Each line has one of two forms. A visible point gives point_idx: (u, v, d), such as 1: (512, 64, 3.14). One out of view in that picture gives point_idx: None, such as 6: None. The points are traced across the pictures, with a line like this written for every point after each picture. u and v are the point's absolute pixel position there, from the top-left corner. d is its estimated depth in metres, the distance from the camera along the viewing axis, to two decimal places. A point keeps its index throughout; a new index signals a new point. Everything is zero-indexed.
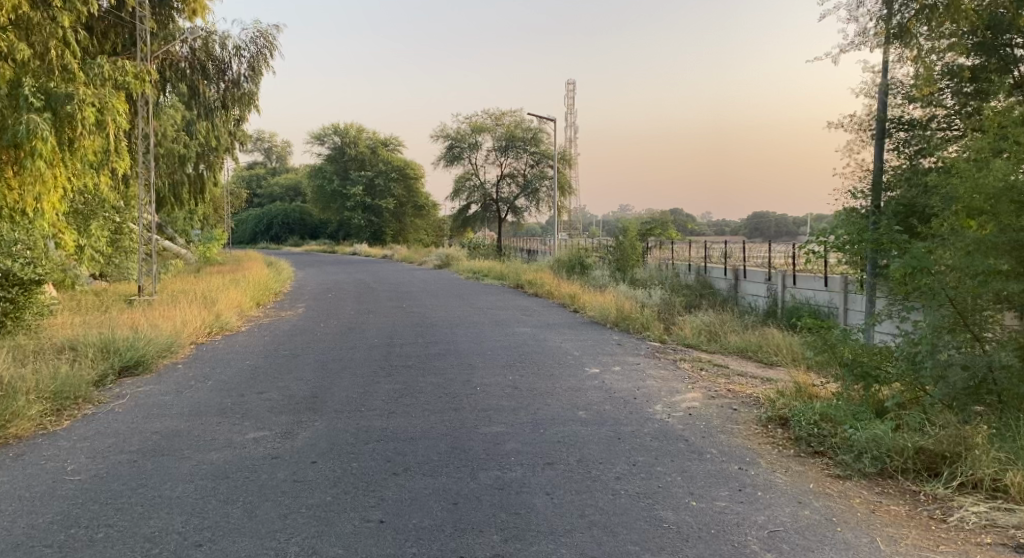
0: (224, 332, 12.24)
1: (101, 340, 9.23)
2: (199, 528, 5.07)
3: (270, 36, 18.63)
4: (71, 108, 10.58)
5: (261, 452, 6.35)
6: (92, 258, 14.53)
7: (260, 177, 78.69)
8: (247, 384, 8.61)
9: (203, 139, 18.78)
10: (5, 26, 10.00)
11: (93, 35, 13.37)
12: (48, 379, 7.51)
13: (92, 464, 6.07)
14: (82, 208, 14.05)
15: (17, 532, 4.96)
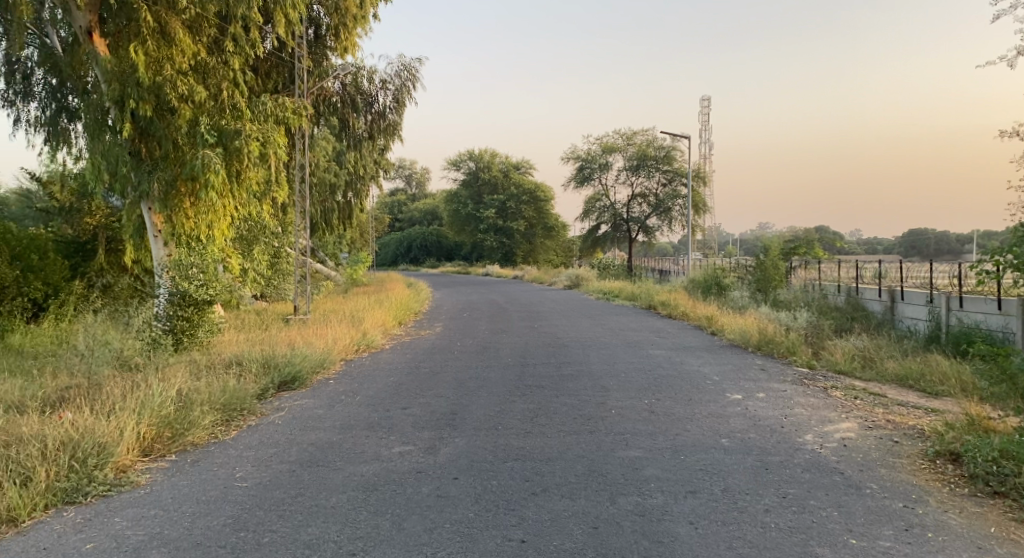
0: (370, 349, 12.83)
1: (263, 356, 9.92)
2: (353, 538, 5.33)
3: (414, 69, 19.52)
4: (240, 142, 11.43)
5: (406, 466, 6.60)
6: (254, 280, 15.61)
7: (400, 203, 82.19)
8: (391, 399, 8.98)
9: (352, 169, 19.85)
10: (186, 71, 11.28)
11: (259, 74, 14.48)
12: (219, 391, 8.14)
13: (257, 472, 6.52)
14: (247, 234, 15.20)
15: (197, 532, 5.40)
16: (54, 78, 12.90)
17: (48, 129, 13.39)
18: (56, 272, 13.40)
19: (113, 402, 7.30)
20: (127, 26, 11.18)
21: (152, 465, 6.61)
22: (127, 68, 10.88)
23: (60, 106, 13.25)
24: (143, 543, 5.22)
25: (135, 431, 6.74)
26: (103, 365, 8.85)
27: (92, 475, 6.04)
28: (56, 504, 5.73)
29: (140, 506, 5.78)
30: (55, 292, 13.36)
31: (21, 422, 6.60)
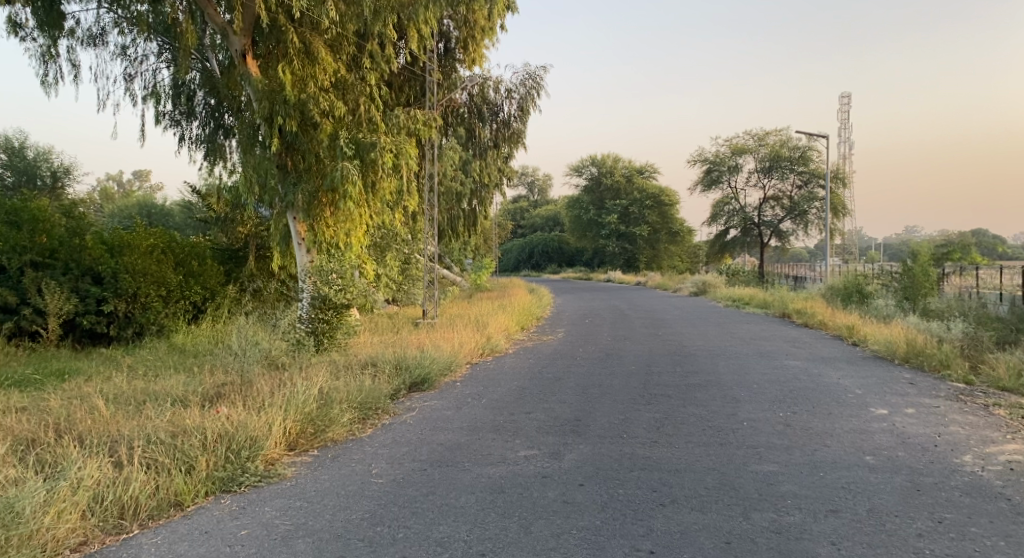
0: (495, 354, 13.03)
1: (395, 358, 10.27)
2: (482, 538, 5.42)
3: (539, 77, 19.71)
4: (375, 154, 11.93)
5: (532, 470, 6.66)
6: (386, 285, 16.24)
7: (523, 210, 83.07)
8: (516, 403, 9.07)
9: (477, 177, 20.42)
10: (328, 88, 11.93)
11: (392, 88, 15.08)
12: (356, 390, 8.51)
13: (391, 469, 6.77)
14: (380, 241, 15.82)
15: (338, 525, 5.66)
16: (213, 98, 13.94)
17: (206, 145, 14.47)
18: (212, 277, 14.45)
19: (263, 398, 7.77)
20: (276, 48, 11.88)
21: (297, 459, 6.99)
22: (276, 86, 11.58)
23: (217, 124, 14.35)
24: (290, 532, 5.52)
25: (283, 426, 7.14)
26: (253, 364, 9.44)
27: (245, 466, 6.45)
28: (215, 491, 6.16)
29: (286, 497, 6.12)
30: (211, 295, 14.39)
31: (185, 415, 7.14)
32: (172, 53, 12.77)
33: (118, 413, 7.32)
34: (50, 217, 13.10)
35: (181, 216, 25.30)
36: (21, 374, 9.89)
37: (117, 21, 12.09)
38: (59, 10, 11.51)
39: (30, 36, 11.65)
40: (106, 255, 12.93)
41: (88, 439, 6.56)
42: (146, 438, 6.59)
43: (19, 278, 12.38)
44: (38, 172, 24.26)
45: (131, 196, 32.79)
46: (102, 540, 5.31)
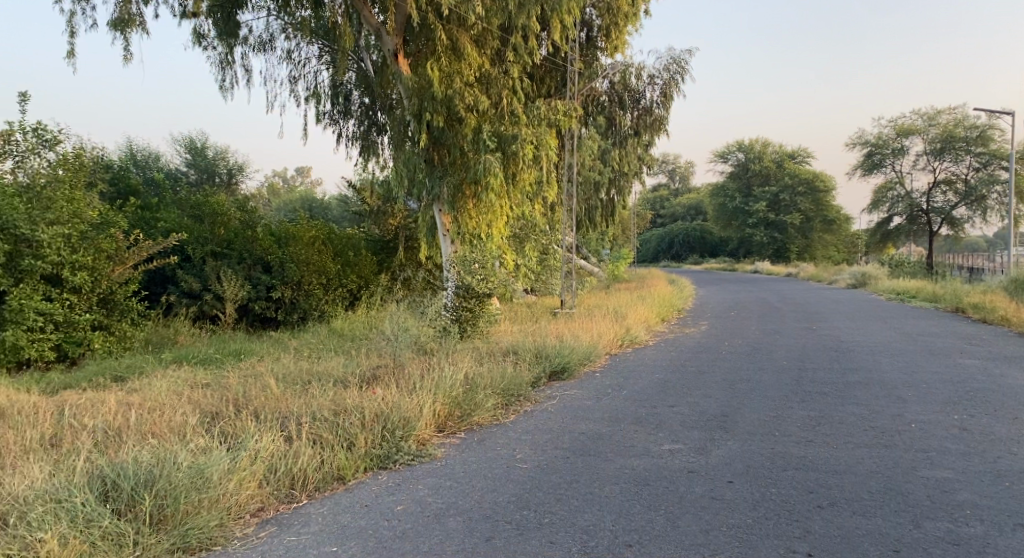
0: (635, 345, 12.93)
1: (535, 346, 10.42)
2: (628, 529, 5.43)
3: (683, 61, 19.19)
4: (516, 147, 12.10)
5: (678, 465, 6.58)
6: (525, 275, 16.49)
7: (664, 199, 81.74)
8: (659, 396, 8.97)
9: (615, 166, 20.33)
10: (472, 82, 12.21)
11: (534, 80, 15.22)
12: (499, 377, 8.71)
13: (535, 455, 6.89)
14: (519, 232, 16.10)
15: (486, 505, 5.83)
16: (367, 97, 14.67)
17: (361, 142, 15.24)
18: (366, 267, 15.24)
19: (413, 381, 8.13)
20: (426, 45, 12.28)
21: (447, 441, 7.27)
22: (425, 83, 12.03)
23: (371, 122, 15.07)
24: (442, 510, 5.75)
25: (433, 408, 7.45)
26: (404, 349, 9.86)
27: (399, 445, 6.80)
28: (373, 467, 6.53)
29: (437, 476, 6.38)
30: (365, 284, 15.17)
31: (344, 395, 7.60)
32: (331, 55, 13.54)
33: (287, 391, 7.91)
34: (228, 210, 14.27)
35: (339, 209, 26.73)
36: (204, 354, 10.86)
37: (284, 26, 12.97)
38: (235, 20, 12.47)
39: (211, 45, 12.71)
40: (274, 246, 13.97)
41: (263, 414, 7.12)
42: (312, 415, 7.08)
43: (201, 267, 13.55)
44: (217, 170, 26.35)
45: (296, 191, 34.98)
46: (277, 507, 5.77)
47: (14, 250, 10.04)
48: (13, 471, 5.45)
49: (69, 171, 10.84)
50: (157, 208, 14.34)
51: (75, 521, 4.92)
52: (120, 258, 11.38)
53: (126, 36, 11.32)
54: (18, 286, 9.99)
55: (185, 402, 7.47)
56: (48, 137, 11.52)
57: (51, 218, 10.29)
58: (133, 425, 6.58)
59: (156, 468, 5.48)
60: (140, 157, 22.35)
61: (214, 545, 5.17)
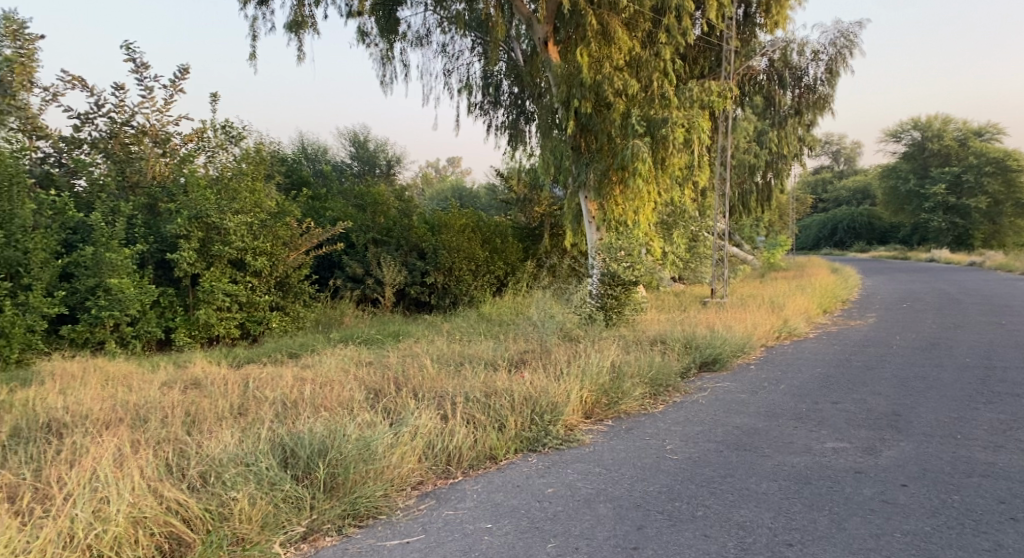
0: (793, 337, 12.38)
1: (685, 336, 10.27)
2: (789, 528, 5.28)
3: (851, 34, 17.45)
4: (666, 130, 11.81)
5: (843, 464, 6.31)
6: (673, 262, 16.22)
7: (826, 182, 77.44)
8: (821, 392, 8.59)
9: (773, 149, 19.64)
10: (621, 66, 12.11)
11: (687, 61, 14.90)
12: (648, 366, 8.66)
13: (686, 447, 6.82)
14: (668, 218, 15.85)
15: (636, 495, 5.85)
16: (517, 86, 14.89)
17: (510, 131, 15.55)
18: (513, 253, 15.56)
19: (560, 367, 8.26)
20: (575, 31, 12.30)
21: (594, 427, 7.32)
22: (574, 70, 12.12)
23: (520, 111, 15.31)
24: (592, 496, 5.82)
25: (580, 395, 7.54)
26: (551, 334, 9.99)
27: (548, 429, 6.94)
28: (523, 449, 6.72)
29: (586, 462, 6.46)
30: (512, 271, 15.50)
31: (494, 377, 7.85)
32: (484, 46, 13.88)
33: (441, 371, 8.27)
34: (387, 199, 15.16)
35: (490, 197, 27.33)
36: (367, 334, 11.54)
37: (440, 21, 13.42)
38: (395, 17, 13.09)
39: (373, 42, 13.38)
40: (428, 234, 14.61)
41: (420, 393, 7.51)
42: (465, 395, 7.38)
43: (363, 253, 14.37)
44: (377, 162, 27.64)
45: (450, 180, 36.01)
46: (434, 482, 6.08)
47: (206, 236, 11.08)
48: (208, 435, 6.06)
49: (251, 164, 12.03)
50: (325, 198, 15.34)
51: (261, 484, 5.39)
52: (294, 244, 12.21)
53: (300, 38, 12.15)
54: (209, 270, 11.07)
55: (351, 379, 8.00)
56: (234, 134, 12.65)
57: (236, 208, 11.27)
58: (307, 399, 7.15)
59: (328, 439, 5.92)
60: (309, 151, 23.85)
61: (380, 514, 5.53)
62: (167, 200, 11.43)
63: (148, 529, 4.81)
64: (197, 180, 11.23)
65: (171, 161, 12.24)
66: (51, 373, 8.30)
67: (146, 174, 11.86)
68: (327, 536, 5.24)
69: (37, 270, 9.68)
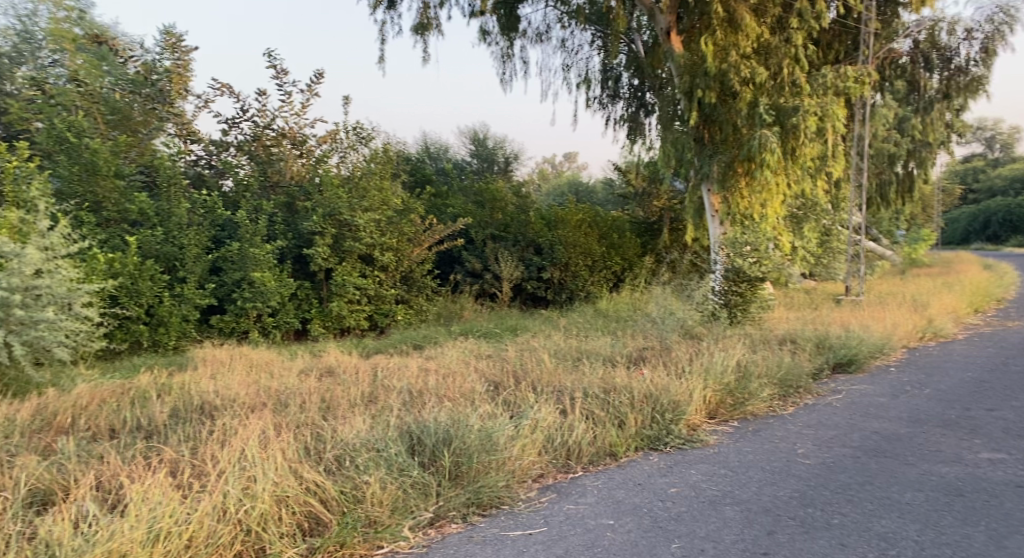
0: (938, 338, 11.63)
1: (817, 336, 9.86)
2: (938, 542, 4.99)
3: (1012, 10, 15.53)
4: (797, 119, 11.31)
5: (1000, 477, 5.88)
6: (804, 258, 15.59)
7: (975, 171, 72.06)
8: (973, 398, 8.03)
9: (916, 136, 18.66)
10: (749, 54, 11.70)
11: (821, 47, 14.24)
12: (776, 366, 8.37)
13: (819, 451, 6.55)
14: (797, 212, 15.26)
15: (766, 499, 5.68)
16: (637, 79, 14.72)
17: (629, 124, 15.42)
18: (631, 249, 15.41)
19: (683, 365, 8.11)
20: (699, 20, 12.00)
21: (718, 428, 7.16)
22: (697, 60, 11.86)
23: (640, 104, 15.14)
24: (718, 498, 5.71)
25: (703, 394, 7.38)
26: (672, 331, 9.81)
27: (669, 428, 6.84)
28: (644, 447, 6.67)
29: (710, 463, 6.33)
30: (631, 267, 15.36)
31: (614, 374, 7.82)
32: (604, 40, 13.79)
33: (560, 366, 8.31)
34: (505, 196, 15.19)
35: (607, 193, 27.12)
36: (486, 328, 11.75)
37: (560, 16, 13.43)
38: (516, 14, 13.22)
39: (494, 41, 13.59)
40: (545, 229, 14.71)
41: (539, 387, 7.57)
42: (584, 391, 7.39)
43: (482, 249, 14.59)
44: (496, 158, 27.97)
45: (567, 176, 35.95)
46: (555, 475, 6.14)
47: (339, 233, 11.65)
48: (341, 421, 6.36)
49: (379, 163, 12.51)
50: (446, 195, 15.69)
51: (391, 469, 5.61)
52: (417, 240, 12.55)
53: (425, 39, 12.48)
54: (340, 264, 11.62)
55: (472, 371, 8.17)
56: (364, 134, 13.18)
57: (366, 205, 11.74)
58: (431, 389, 7.37)
59: (452, 428, 6.08)
60: (431, 149, 24.45)
61: (502, 504, 5.63)
62: (303, 198, 12.09)
63: (290, 508, 5.07)
64: (330, 178, 11.82)
65: (307, 162, 12.86)
66: (203, 359, 8.95)
67: (285, 174, 12.58)
68: (453, 523, 5.39)
69: (191, 264, 10.43)
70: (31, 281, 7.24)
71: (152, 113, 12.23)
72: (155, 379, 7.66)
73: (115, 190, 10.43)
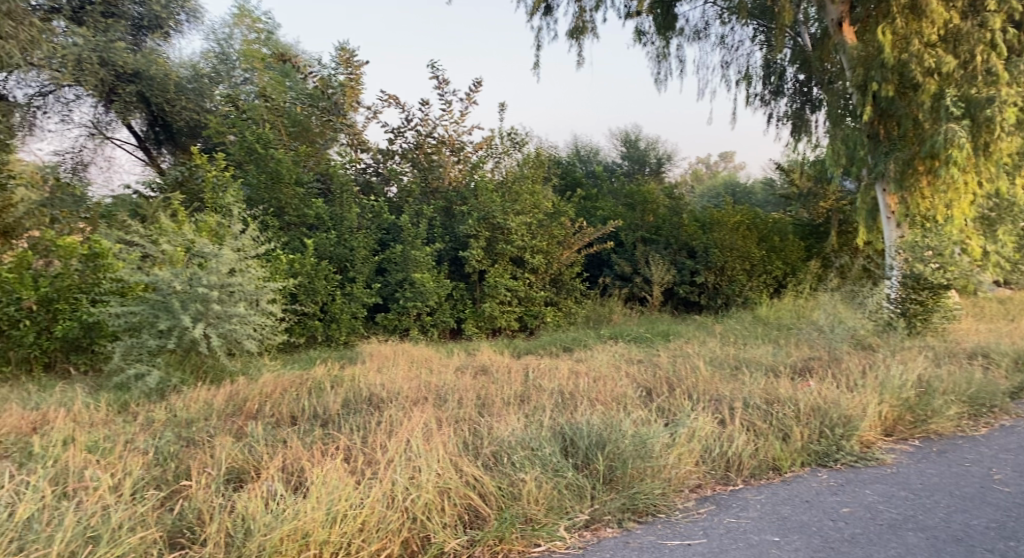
0: None
1: (1013, 351, 8.95)
2: None
3: None
4: (990, 112, 10.33)
5: None
6: (996, 264, 14.20)
7: None
8: None
9: None
10: (935, 43, 10.82)
11: None
12: (965, 382, 7.65)
13: (1020, 479, 5.92)
14: (989, 213, 13.93)
15: (956, 527, 5.21)
16: (803, 73, 14.03)
17: (793, 122, 14.71)
18: (794, 252, 14.61)
19: (855, 377, 7.60)
20: (876, 9, 11.26)
21: (895, 446, 6.64)
22: (872, 52, 11.19)
23: (806, 100, 14.42)
24: (897, 521, 5.30)
25: (878, 410, 6.87)
26: (842, 341, 9.22)
27: (840, 443, 6.42)
28: (811, 463, 6.29)
29: (888, 484, 5.89)
30: (793, 272, 14.62)
31: (777, 384, 7.45)
32: (767, 34, 13.25)
33: (716, 374, 8.03)
34: (658, 197, 14.94)
35: (765, 193, 25.93)
36: (637, 332, 11.57)
37: (720, 12, 13.05)
38: (673, 13, 12.96)
39: (650, 41, 13.39)
40: (699, 232, 14.33)
41: (694, 394, 7.35)
42: (744, 401, 7.09)
43: (632, 251, 14.40)
44: (648, 160, 27.51)
45: (722, 176, 34.73)
46: (713, 486, 5.91)
47: (491, 236, 11.95)
48: (498, 419, 6.45)
49: (533, 167, 12.66)
50: (597, 197, 15.61)
51: (547, 469, 5.63)
52: (568, 243, 12.56)
53: (580, 43, 12.49)
54: (493, 266, 11.90)
55: (624, 376, 8.04)
56: (518, 139, 13.36)
57: (517, 209, 11.96)
58: (582, 391, 7.33)
59: (606, 432, 6.03)
60: (581, 152, 24.40)
61: (659, 512, 5.48)
62: (460, 202, 12.44)
63: (452, 499, 5.19)
64: (485, 183, 12.14)
65: (464, 167, 13.11)
66: (369, 354, 9.40)
67: (444, 179, 12.89)
68: (608, 527, 5.31)
69: (360, 265, 11.02)
70: (226, 279, 7.82)
71: (329, 124, 12.99)
72: (328, 371, 8.12)
73: (296, 197, 11.23)
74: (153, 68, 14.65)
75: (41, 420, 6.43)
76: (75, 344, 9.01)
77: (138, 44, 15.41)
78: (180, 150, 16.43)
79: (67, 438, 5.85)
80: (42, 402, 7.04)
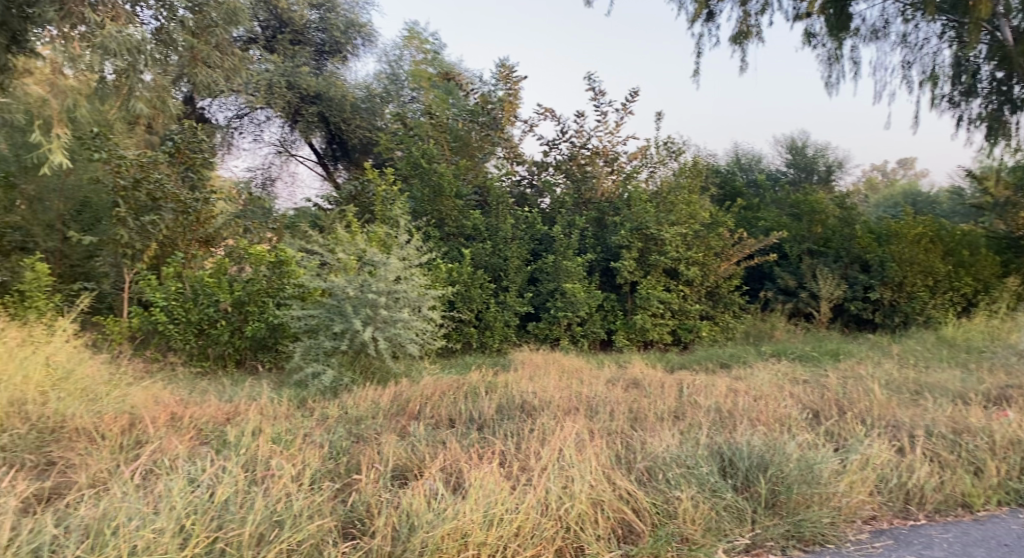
0: None
1: None
2: None
3: None
4: None
5: None
6: None
7: None
8: None
9: None
10: None
11: None
12: None
13: None
14: None
15: None
16: (1002, 70, 12.74)
17: (989, 124, 13.38)
18: (987, 268, 13.25)
19: None
20: None
21: None
22: None
23: (1004, 100, 13.08)
24: None
25: None
26: None
27: None
28: (1010, 502, 5.61)
29: None
30: (985, 289, 13.28)
31: (966, 412, 6.74)
32: (958, 30, 12.16)
33: (893, 399, 7.37)
34: (827, 206, 13.76)
35: (952, 202, 23.74)
36: (802, 350, 10.90)
37: (902, 9, 12.13)
38: (848, 13, 12.18)
39: (820, 43, 12.67)
40: (874, 244, 13.32)
41: (868, 419, 6.76)
42: (927, 429, 6.45)
43: (798, 265, 13.65)
44: (816, 167, 26.01)
45: (899, 183, 32.19)
46: (890, 520, 5.38)
47: (645, 247, 11.71)
48: (651, 434, 6.23)
49: (690, 177, 12.28)
50: (758, 208, 14.79)
51: (704, 489, 5.36)
52: (726, 255, 12.07)
53: (744, 47, 12.01)
54: (646, 278, 11.63)
55: (789, 396, 7.56)
56: (674, 148, 13.01)
57: (672, 219, 11.70)
58: (742, 410, 6.96)
59: (768, 454, 5.67)
60: (743, 161, 23.46)
61: (827, 542, 5.06)
62: (613, 213, 12.30)
63: (605, 512, 5.05)
64: (640, 193, 11.92)
65: (618, 178, 12.87)
66: (523, 361, 9.44)
67: (596, 191, 12.74)
68: (772, 554, 4.97)
69: (513, 275, 11.16)
70: (392, 286, 8.16)
71: (488, 140, 13.10)
72: (483, 377, 8.21)
73: (455, 208, 11.53)
74: (332, 90, 15.61)
75: (234, 411, 6.90)
76: (262, 343, 9.67)
77: (320, 68, 16.50)
78: (354, 166, 17.38)
79: (256, 428, 6.23)
80: (235, 395, 7.59)
